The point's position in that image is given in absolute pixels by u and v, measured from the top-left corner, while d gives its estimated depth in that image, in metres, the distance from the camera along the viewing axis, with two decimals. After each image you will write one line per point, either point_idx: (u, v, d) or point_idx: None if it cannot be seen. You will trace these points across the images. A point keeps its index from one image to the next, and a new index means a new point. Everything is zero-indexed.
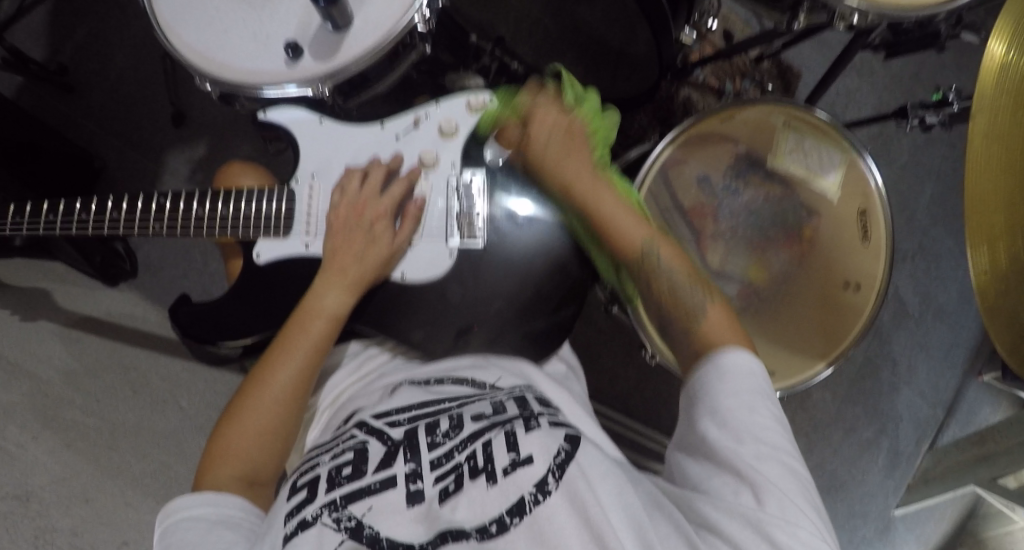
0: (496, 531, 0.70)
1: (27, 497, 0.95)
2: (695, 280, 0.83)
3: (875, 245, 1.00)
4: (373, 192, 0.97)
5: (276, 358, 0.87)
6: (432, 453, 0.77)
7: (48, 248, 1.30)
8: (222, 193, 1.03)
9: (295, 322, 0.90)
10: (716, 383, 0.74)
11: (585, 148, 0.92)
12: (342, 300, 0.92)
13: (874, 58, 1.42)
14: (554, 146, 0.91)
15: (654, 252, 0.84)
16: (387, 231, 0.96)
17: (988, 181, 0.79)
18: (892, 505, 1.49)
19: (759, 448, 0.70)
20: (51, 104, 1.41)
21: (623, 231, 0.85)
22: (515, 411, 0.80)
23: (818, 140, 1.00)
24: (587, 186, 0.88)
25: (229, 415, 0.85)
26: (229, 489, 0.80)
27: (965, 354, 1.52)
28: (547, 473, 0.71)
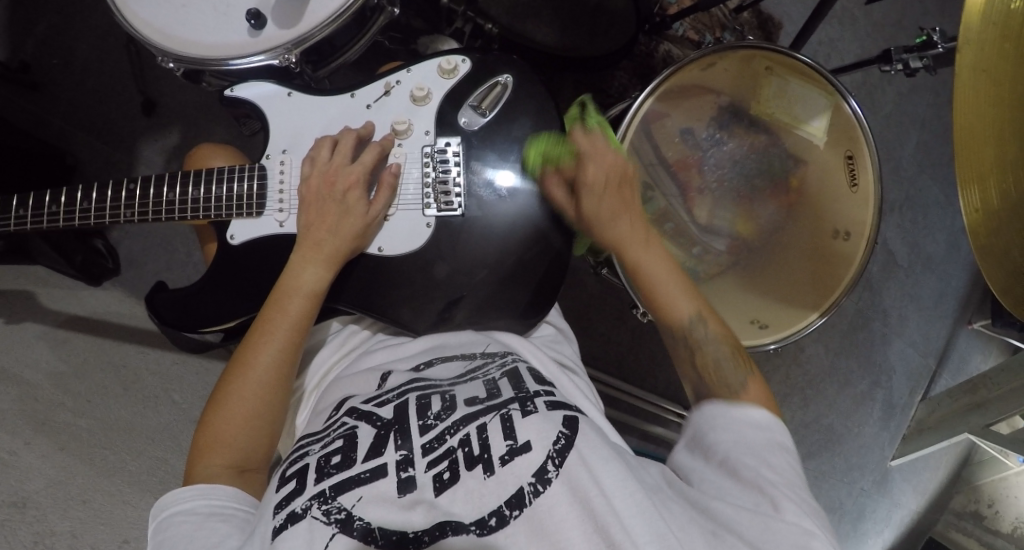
0: (495, 524, 0.68)
1: (23, 504, 0.89)
2: (738, 356, 0.83)
3: (864, 189, 0.99)
4: (345, 159, 0.94)
5: (256, 341, 0.85)
6: (424, 437, 0.75)
7: (25, 250, 1.21)
8: (191, 174, 0.99)
9: (273, 303, 0.88)
10: (738, 422, 0.75)
11: (634, 202, 0.91)
12: (321, 277, 0.89)
13: (854, 6, 1.39)
14: (606, 205, 0.90)
15: (699, 327, 0.84)
16: (360, 201, 0.93)
17: (977, 116, 0.78)
18: (889, 456, 1.50)
19: (776, 473, 0.71)
20: (16, 103, 1.36)
21: (670, 304, 0.86)
22: (510, 392, 0.78)
23: (802, 84, 0.99)
24: (636, 253, 0.88)
25: (209, 402, 0.83)
26: (220, 479, 0.78)
27: (953, 303, 1.53)
28: (546, 460, 0.70)
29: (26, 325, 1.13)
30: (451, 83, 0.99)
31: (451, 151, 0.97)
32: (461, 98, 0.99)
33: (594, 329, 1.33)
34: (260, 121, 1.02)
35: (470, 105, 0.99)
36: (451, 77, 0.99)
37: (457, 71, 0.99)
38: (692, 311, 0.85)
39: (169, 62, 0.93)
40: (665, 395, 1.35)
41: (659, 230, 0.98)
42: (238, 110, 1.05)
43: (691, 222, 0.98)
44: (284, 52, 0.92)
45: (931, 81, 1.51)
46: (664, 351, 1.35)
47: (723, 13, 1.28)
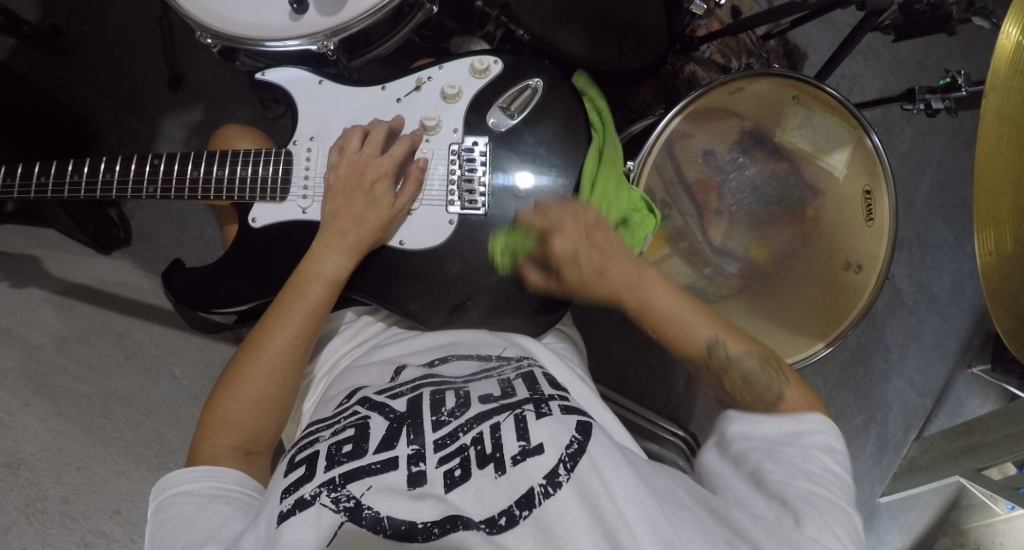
0: (505, 523, 0.68)
1: (18, 466, 0.89)
2: (768, 366, 0.81)
3: (879, 226, 1.00)
4: (375, 149, 0.95)
5: (273, 322, 0.86)
6: (436, 433, 0.75)
7: (40, 215, 1.23)
8: (217, 153, 1.01)
9: (293, 287, 0.88)
10: (776, 430, 0.75)
11: (616, 243, 0.88)
12: (341, 265, 0.90)
13: (880, 43, 1.41)
14: (587, 255, 0.88)
15: (720, 345, 0.81)
16: (387, 192, 0.94)
17: (998, 160, 0.78)
18: (878, 494, 1.49)
19: (811, 488, 0.70)
20: (44, 66, 1.37)
21: (685, 331, 0.82)
22: (525, 393, 0.79)
23: (827, 116, 1.00)
24: (638, 290, 0.85)
25: (222, 380, 0.83)
26: (225, 460, 0.78)
27: (954, 346, 1.54)
28: (558, 463, 0.71)
29: (31, 290, 1.12)
30: (481, 83, 1.00)
31: (478, 151, 0.98)
32: (491, 99, 1.00)
33: (597, 341, 1.34)
34: (287, 106, 1.03)
35: (499, 105, 0.99)
36: (482, 78, 1.00)
37: (488, 72, 1.00)
38: (710, 333, 0.82)
39: (207, 38, 0.94)
40: (661, 412, 1.35)
41: (672, 248, 1.00)
42: (264, 94, 1.06)
43: (706, 244, 0.99)
44: (323, 39, 0.93)
45: (949, 124, 1.52)
46: (665, 368, 1.35)
47: (750, 40, 1.30)
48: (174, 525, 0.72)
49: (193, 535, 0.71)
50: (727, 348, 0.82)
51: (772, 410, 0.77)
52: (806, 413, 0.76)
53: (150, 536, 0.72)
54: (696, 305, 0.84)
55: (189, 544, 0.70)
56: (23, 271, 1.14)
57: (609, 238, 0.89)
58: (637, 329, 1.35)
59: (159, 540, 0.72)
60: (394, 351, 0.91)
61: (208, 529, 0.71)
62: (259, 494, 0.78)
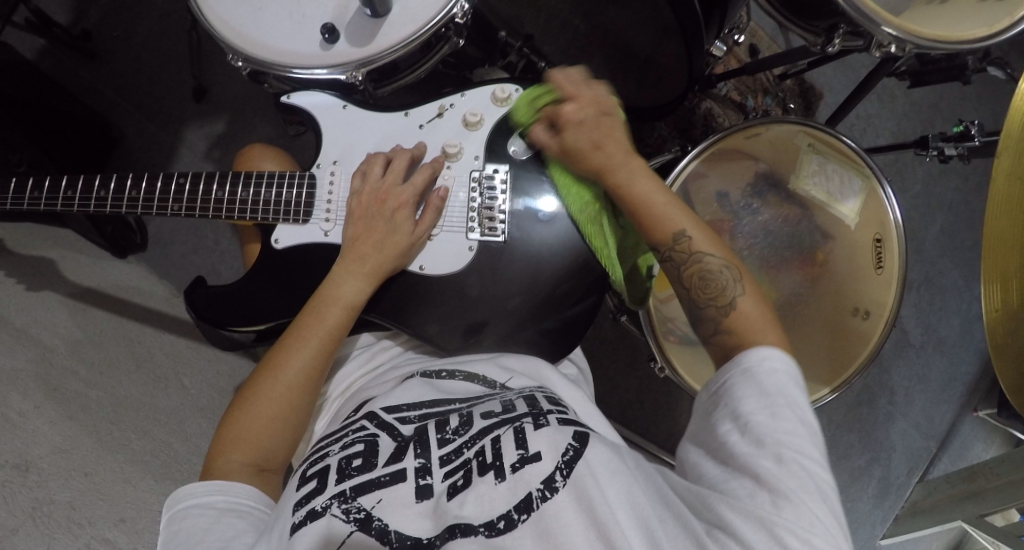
0: (503, 527, 0.70)
1: (27, 467, 0.90)
2: (733, 269, 0.78)
3: (888, 274, 1.01)
4: (396, 178, 0.96)
5: (288, 343, 0.87)
6: (441, 449, 0.77)
7: (60, 216, 1.29)
8: (241, 174, 1.02)
9: (310, 311, 0.89)
10: (741, 384, 0.70)
11: (617, 125, 0.88)
12: (358, 289, 0.91)
13: (896, 86, 1.43)
14: (590, 127, 0.87)
15: (686, 237, 0.79)
16: (408, 221, 0.95)
17: (1011, 219, 0.79)
18: (879, 534, 1.49)
19: (779, 451, 0.66)
20: (72, 69, 1.40)
21: (656, 216, 0.81)
22: (524, 408, 0.80)
23: (839, 163, 1.01)
24: (620, 169, 0.84)
25: (238, 399, 0.85)
26: (239, 477, 0.80)
27: (960, 389, 1.53)
28: (555, 470, 0.72)
29: (46, 294, 1.15)
30: (502, 110, 1.02)
31: (499, 177, 1.00)
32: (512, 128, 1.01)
33: (604, 371, 1.35)
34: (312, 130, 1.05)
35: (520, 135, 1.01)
36: (503, 106, 1.02)
37: (510, 100, 1.02)
38: (683, 224, 0.80)
39: (238, 61, 0.97)
40: (664, 446, 1.36)
41: None
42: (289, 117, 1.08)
43: None
44: (352, 69, 0.95)
45: (962, 168, 1.53)
46: (670, 400, 1.36)
47: (766, 78, 1.32)
48: (186, 536, 0.74)
49: (203, 547, 0.73)
50: (694, 242, 0.79)
51: (723, 317, 0.76)
52: (763, 337, 0.73)
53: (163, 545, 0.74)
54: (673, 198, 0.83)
55: None
56: (36, 276, 1.17)
57: (613, 125, 0.87)
58: (643, 361, 1.36)
59: None
60: (405, 370, 0.93)
61: (220, 541, 0.73)
62: (269, 510, 0.79)
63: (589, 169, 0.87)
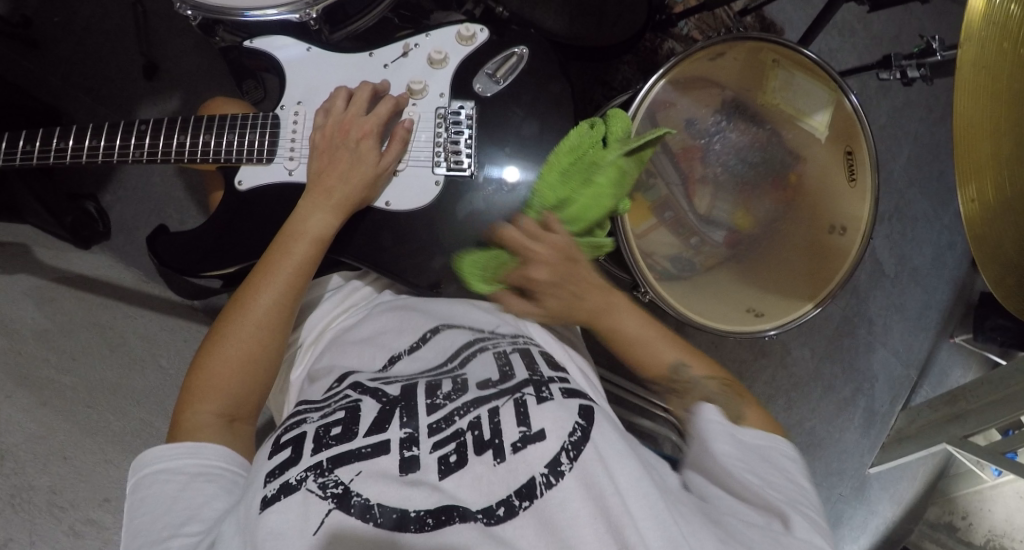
0: (503, 514, 0.68)
1: (2, 455, 0.85)
2: (729, 390, 0.80)
3: (862, 185, 1.01)
4: (360, 111, 0.95)
5: (258, 281, 0.85)
6: (430, 417, 0.74)
7: (15, 209, 1.17)
8: (203, 119, 0.99)
9: (278, 246, 0.87)
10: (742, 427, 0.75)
11: (580, 271, 0.85)
12: (327, 222, 0.89)
13: (856, 18, 1.43)
14: (554, 272, 0.84)
15: (686, 370, 0.81)
16: (372, 152, 0.94)
17: (974, 110, 0.79)
18: (867, 464, 1.51)
19: (787, 490, 0.70)
20: (13, 58, 1.32)
21: (654, 355, 0.83)
22: (524, 373, 0.77)
23: (807, 79, 1.00)
24: (599, 303, 0.85)
25: (207, 343, 0.82)
26: (209, 427, 0.78)
27: (937, 316, 1.56)
28: (560, 451, 0.70)
29: (20, 278, 1.09)
30: (468, 50, 1.01)
31: (465, 112, 0.99)
32: (476, 65, 1.01)
33: None
34: (275, 73, 1.03)
35: (486, 72, 1.01)
36: (468, 44, 1.01)
37: (475, 39, 1.01)
38: (676, 356, 0.82)
39: (186, 10, 0.93)
40: None
41: (658, 219, 0.99)
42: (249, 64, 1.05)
43: (691, 212, 0.99)
44: (304, 8, 0.93)
45: (924, 95, 1.54)
46: None
47: (726, 16, 1.32)
48: (154, 504, 0.72)
49: (173, 515, 0.71)
50: (693, 373, 0.81)
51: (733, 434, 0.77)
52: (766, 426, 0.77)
53: (129, 511, 0.72)
54: (661, 330, 0.85)
55: (169, 524, 0.70)
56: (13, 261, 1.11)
57: (579, 275, 0.85)
58: None
59: (139, 514, 0.72)
60: (382, 327, 0.88)
61: (190, 510, 0.71)
62: (245, 471, 0.77)
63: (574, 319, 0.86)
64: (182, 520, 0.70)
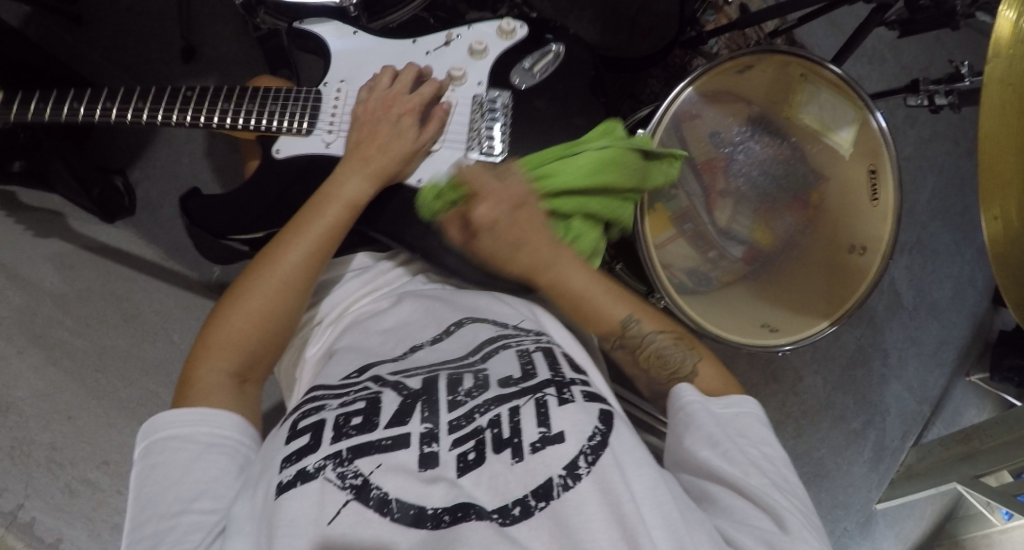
0: (519, 514, 0.66)
1: (6, 408, 0.88)
2: (683, 344, 0.82)
3: (885, 202, 0.99)
4: (404, 89, 0.97)
5: (286, 241, 0.85)
6: (452, 413, 0.74)
7: (45, 178, 1.16)
8: (250, 88, 1.01)
9: (311, 207, 0.88)
10: (705, 413, 0.75)
11: (536, 213, 0.86)
12: (362, 188, 0.89)
13: (885, 47, 1.44)
14: (506, 222, 0.83)
15: (634, 324, 0.82)
16: (412, 128, 0.94)
17: (1002, 122, 0.78)
18: (875, 499, 1.48)
19: (766, 475, 0.70)
20: (58, 35, 1.35)
21: (600, 310, 0.83)
22: (547, 373, 0.76)
23: (831, 94, 1.00)
24: (551, 260, 0.84)
25: (228, 297, 0.83)
26: (220, 386, 0.77)
27: (953, 353, 1.54)
28: (579, 454, 0.68)
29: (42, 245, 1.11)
30: (507, 44, 1.02)
31: (500, 102, 0.99)
32: (514, 60, 1.02)
33: None
34: (321, 56, 1.05)
35: (522, 67, 1.02)
36: (508, 39, 1.02)
37: (514, 34, 1.02)
38: (623, 312, 0.83)
39: None
40: None
41: (678, 230, 0.99)
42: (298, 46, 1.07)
43: (712, 225, 1.00)
44: None
45: (951, 129, 1.54)
46: None
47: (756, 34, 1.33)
48: (164, 473, 0.71)
49: (183, 487, 0.70)
50: (641, 326, 0.82)
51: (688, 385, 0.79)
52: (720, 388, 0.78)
53: (138, 482, 0.71)
54: (609, 286, 0.85)
55: (180, 496, 0.69)
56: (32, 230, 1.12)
57: (532, 216, 0.85)
58: None
59: (148, 484, 0.70)
60: (406, 316, 0.88)
61: (201, 483, 0.70)
62: (254, 444, 0.77)
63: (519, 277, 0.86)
64: (192, 493, 0.69)
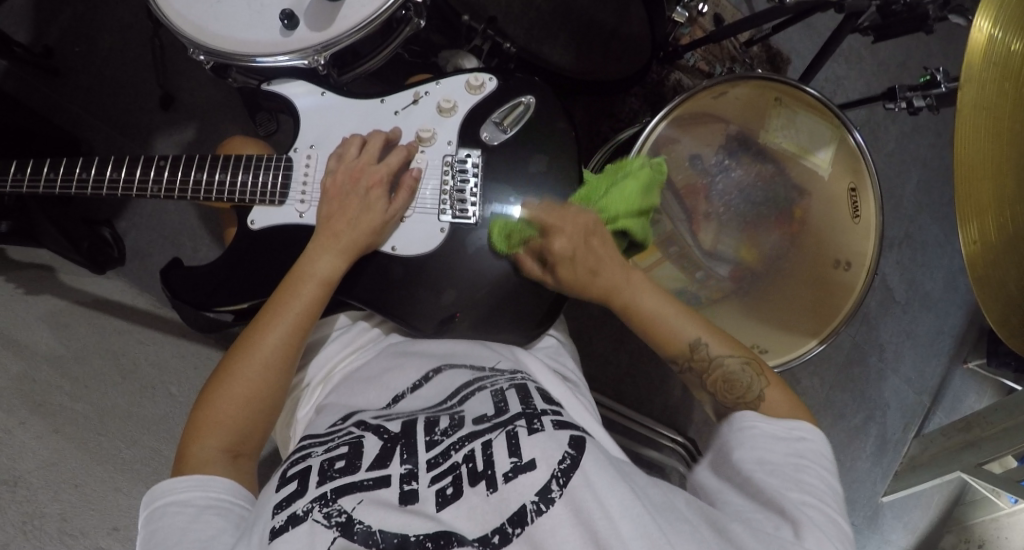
0: (498, 541, 0.67)
1: (15, 482, 0.87)
2: (756, 373, 0.83)
3: (865, 220, 1.02)
4: (371, 158, 0.97)
5: (266, 321, 0.86)
6: (429, 452, 0.75)
7: (33, 234, 1.17)
8: (220, 158, 1.02)
9: (287, 287, 0.89)
10: (764, 437, 0.77)
11: (607, 239, 0.89)
12: (333, 266, 0.91)
13: (861, 45, 1.43)
14: (576, 248, 0.88)
15: (701, 345, 0.84)
16: (382, 199, 0.96)
17: (976, 149, 0.79)
18: (880, 492, 1.50)
19: (803, 497, 0.71)
20: (35, 87, 1.33)
21: (670, 328, 0.85)
22: (518, 407, 0.77)
23: (808, 115, 1.02)
24: (630, 289, 0.87)
25: (212, 380, 0.84)
26: (212, 463, 0.78)
27: (949, 342, 1.55)
28: (550, 480, 0.70)
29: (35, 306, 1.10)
30: (478, 99, 1.03)
31: (472, 161, 1.00)
32: (486, 102, 1.03)
33: (594, 349, 1.35)
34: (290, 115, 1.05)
35: (493, 121, 1.02)
36: (477, 93, 1.03)
37: (483, 88, 1.03)
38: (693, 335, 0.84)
39: (199, 55, 0.96)
40: (659, 418, 1.37)
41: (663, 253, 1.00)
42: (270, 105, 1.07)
43: (696, 245, 1.00)
44: (313, 53, 0.94)
45: (932, 121, 1.54)
46: (661, 372, 1.37)
47: (734, 46, 1.30)
48: (164, 536, 0.72)
49: (185, 547, 0.71)
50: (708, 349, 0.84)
51: (752, 412, 0.80)
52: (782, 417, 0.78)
53: (142, 545, 0.72)
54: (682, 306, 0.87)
55: None
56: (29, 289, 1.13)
57: (603, 245, 0.88)
58: (632, 336, 1.37)
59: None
60: (388, 364, 0.89)
61: (200, 541, 0.71)
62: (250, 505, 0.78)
63: (594, 296, 0.89)
64: None
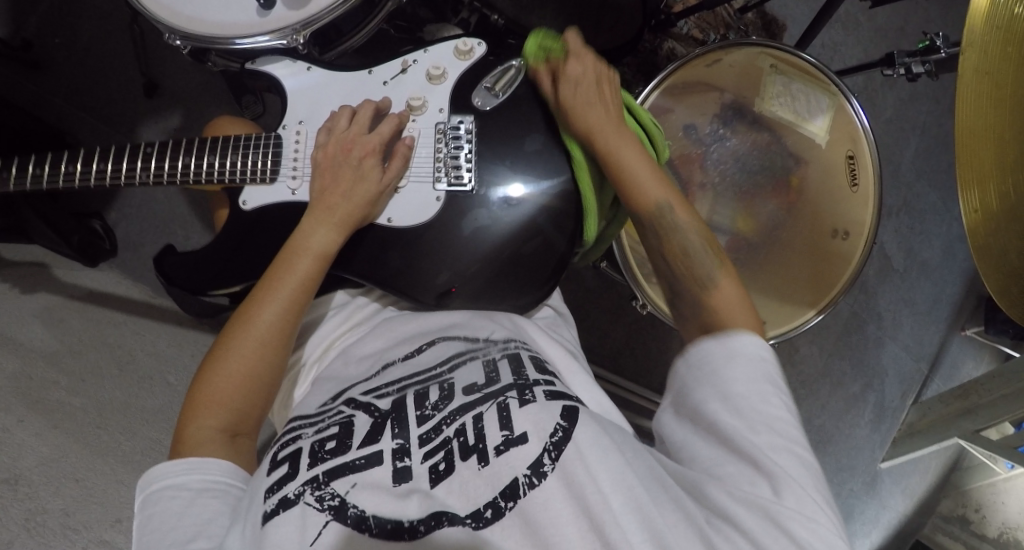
0: (490, 516, 0.67)
1: (15, 480, 0.89)
2: (715, 253, 0.84)
3: (864, 190, 1.00)
4: (363, 129, 0.95)
5: (260, 296, 0.85)
6: (420, 428, 0.74)
7: (23, 229, 1.14)
8: (208, 139, 1.00)
9: (281, 262, 0.88)
10: (729, 368, 0.72)
11: (614, 95, 0.94)
12: (329, 239, 0.90)
13: (858, 11, 1.41)
14: (581, 90, 0.93)
15: (667, 208, 0.85)
16: (376, 168, 0.94)
17: (978, 117, 0.78)
18: (879, 458, 1.50)
19: (772, 439, 0.69)
20: (16, 82, 1.29)
21: (639, 187, 0.87)
22: (509, 379, 0.77)
23: (804, 83, 1.00)
24: (609, 133, 0.90)
25: (206, 359, 0.83)
26: (206, 442, 0.78)
27: (947, 309, 1.54)
28: (542, 453, 0.69)
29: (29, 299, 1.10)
30: (466, 64, 1.01)
31: (464, 127, 0.99)
32: (476, 76, 1.01)
33: (592, 322, 1.35)
34: (276, 94, 1.02)
35: (484, 86, 1.00)
36: (466, 59, 1.01)
37: (472, 53, 1.01)
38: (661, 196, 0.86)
39: (176, 40, 0.94)
40: (658, 390, 1.37)
41: None
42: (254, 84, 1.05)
43: None
44: (292, 33, 0.93)
45: (930, 88, 1.52)
46: (660, 344, 1.37)
47: (727, 13, 1.29)
48: (161, 520, 0.72)
49: (180, 531, 0.71)
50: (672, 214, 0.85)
51: (703, 293, 0.82)
52: (742, 323, 0.77)
53: (139, 531, 0.73)
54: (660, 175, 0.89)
55: (176, 540, 0.70)
56: (21, 282, 1.12)
57: (610, 94, 0.94)
58: (630, 308, 1.36)
59: (146, 534, 0.72)
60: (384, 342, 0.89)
61: (195, 525, 0.71)
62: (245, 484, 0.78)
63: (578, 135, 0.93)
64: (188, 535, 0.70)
